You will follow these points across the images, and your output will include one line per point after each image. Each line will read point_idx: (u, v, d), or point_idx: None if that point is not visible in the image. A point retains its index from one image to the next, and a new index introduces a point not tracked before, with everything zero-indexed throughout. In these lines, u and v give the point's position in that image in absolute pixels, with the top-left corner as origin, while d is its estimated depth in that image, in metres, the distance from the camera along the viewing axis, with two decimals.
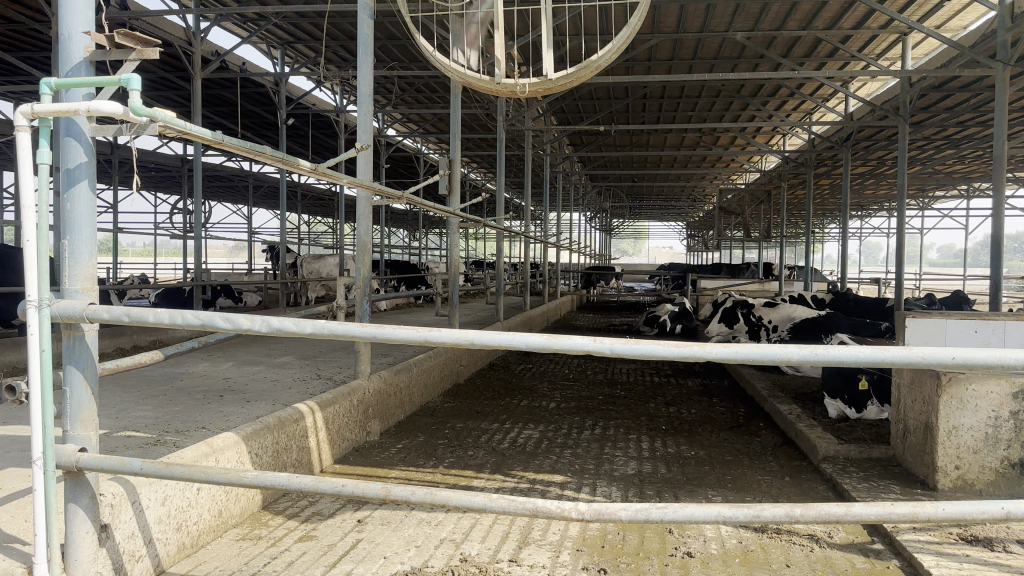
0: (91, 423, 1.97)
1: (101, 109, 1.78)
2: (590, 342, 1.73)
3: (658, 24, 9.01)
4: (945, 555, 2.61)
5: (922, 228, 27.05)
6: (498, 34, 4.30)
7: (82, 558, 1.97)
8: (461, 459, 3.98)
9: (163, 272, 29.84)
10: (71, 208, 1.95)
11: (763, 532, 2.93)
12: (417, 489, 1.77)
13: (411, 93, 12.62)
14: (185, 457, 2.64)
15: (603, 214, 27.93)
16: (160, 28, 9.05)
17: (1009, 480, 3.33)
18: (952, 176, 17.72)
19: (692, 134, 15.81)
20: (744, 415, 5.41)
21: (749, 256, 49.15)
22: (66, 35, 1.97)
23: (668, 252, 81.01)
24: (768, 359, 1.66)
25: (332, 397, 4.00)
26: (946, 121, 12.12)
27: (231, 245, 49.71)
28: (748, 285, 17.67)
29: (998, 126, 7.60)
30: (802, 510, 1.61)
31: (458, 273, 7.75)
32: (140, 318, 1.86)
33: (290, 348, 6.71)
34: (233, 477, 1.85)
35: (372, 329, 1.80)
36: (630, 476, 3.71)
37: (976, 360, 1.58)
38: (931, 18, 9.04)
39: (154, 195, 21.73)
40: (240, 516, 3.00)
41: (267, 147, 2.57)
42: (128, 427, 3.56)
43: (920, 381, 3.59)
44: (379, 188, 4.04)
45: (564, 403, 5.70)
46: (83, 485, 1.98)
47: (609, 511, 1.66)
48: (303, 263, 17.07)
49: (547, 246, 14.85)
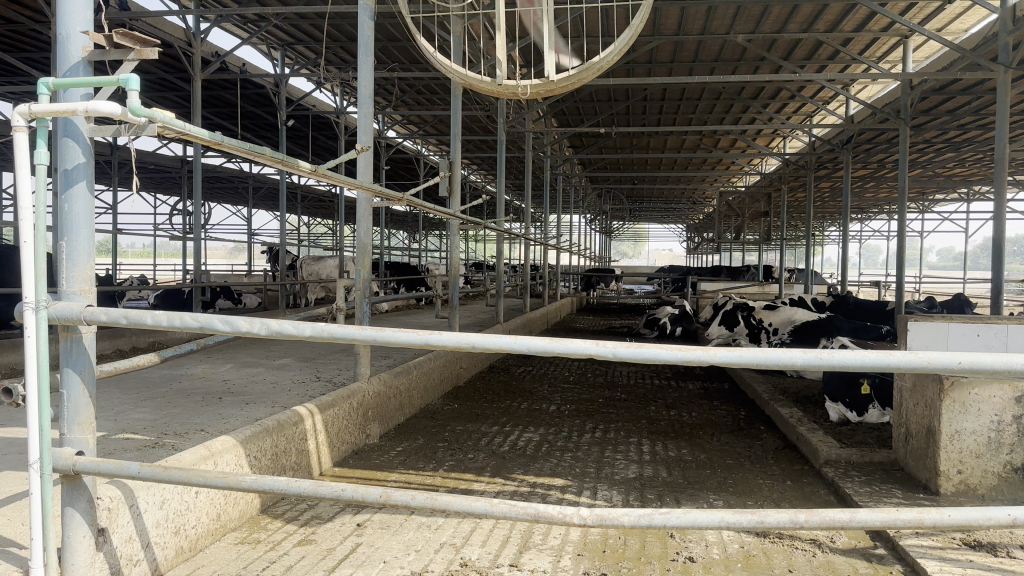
0: (89, 426, 1.95)
1: (99, 109, 1.77)
2: (593, 345, 1.70)
3: (658, 27, 9.03)
4: (948, 560, 2.59)
5: (923, 231, 27.09)
6: (499, 35, 4.27)
7: (79, 561, 1.96)
8: (460, 463, 3.96)
9: (162, 274, 29.86)
10: (69, 209, 1.93)
11: (765, 537, 2.91)
12: (417, 494, 1.74)
13: (411, 95, 12.61)
14: (183, 460, 2.63)
15: (603, 217, 27.93)
16: (161, 30, 9.04)
17: (1011, 485, 3.31)
18: (952, 179, 17.75)
19: (693, 137, 15.81)
20: (745, 419, 5.40)
21: (748, 260, 49.28)
22: (63, 35, 1.96)
23: (668, 255, 80.81)
24: (772, 363, 1.64)
25: (332, 399, 3.99)
26: (947, 124, 12.13)
27: (231, 246, 49.93)
28: (748, 288, 17.67)
29: (1000, 128, 7.57)
30: (807, 516, 1.61)
31: (458, 275, 7.70)
32: (139, 321, 1.85)
33: (289, 350, 6.67)
34: (232, 481, 1.83)
35: (371, 332, 1.77)
36: (630, 480, 3.69)
37: (983, 365, 1.56)
38: (931, 22, 9.05)
39: (154, 196, 21.71)
40: (239, 519, 2.98)
41: (267, 148, 2.55)
42: (126, 430, 3.55)
43: (922, 385, 3.57)
44: (380, 190, 4.01)
45: (564, 406, 5.68)
46: (81, 489, 1.96)
47: (611, 517, 1.64)
48: (302, 265, 17.06)
49: (546, 248, 14.83)
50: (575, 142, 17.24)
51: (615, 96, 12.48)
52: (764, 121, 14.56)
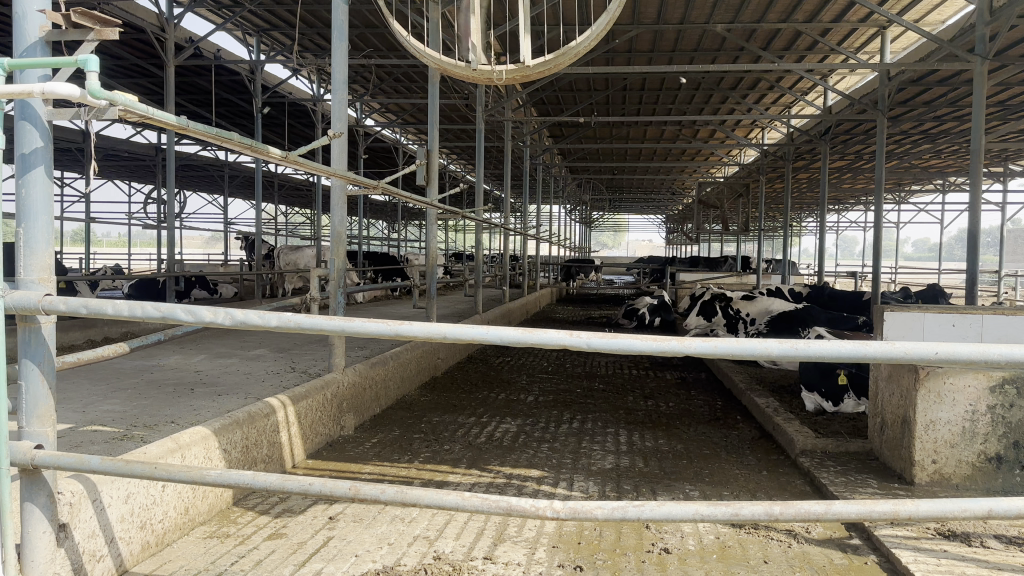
0: (49, 419, 1.87)
1: (56, 91, 1.67)
2: (567, 335, 1.66)
3: (639, 14, 8.97)
4: (922, 551, 2.61)
5: (898, 222, 27.57)
6: (475, 19, 4.16)
7: (39, 558, 1.88)
8: (436, 455, 3.91)
9: (137, 263, 29.33)
10: (27, 195, 1.84)
11: (740, 528, 2.92)
12: (387, 488, 1.69)
13: (389, 82, 12.51)
14: (149, 454, 2.56)
15: (583, 208, 28.07)
16: (134, 15, 8.75)
17: (985, 474, 3.36)
18: (926, 169, 18.07)
19: (671, 126, 15.88)
20: (721, 408, 5.43)
21: (726, 250, 50.30)
22: (20, 14, 1.87)
23: (647, 246, 79.21)
24: (747, 353, 1.61)
25: (305, 391, 3.92)
26: (924, 115, 12.31)
27: (208, 235, 49.37)
28: (726, 278, 17.85)
29: (976, 119, 7.65)
30: (782, 507, 1.58)
31: (436, 266, 7.50)
32: (98, 310, 1.75)
33: (265, 340, 6.57)
34: (196, 475, 1.77)
35: (340, 322, 1.72)
36: (608, 470, 3.69)
37: (960, 356, 1.54)
38: (909, 13, 9.12)
39: (128, 185, 21.30)
40: (208, 513, 2.91)
41: (235, 134, 2.44)
42: (93, 421, 3.45)
43: (898, 375, 3.61)
44: (355, 178, 3.87)
45: (542, 397, 5.64)
46: (40, 484, 1.89)
47: (585, 510, 1.61)
48: (280, 254, 16.87)
49: (527, 239, 14.80)
50: (556, 131, 17.26)
51: (594, 85, 12.49)
52: (742, 111, 14.61)
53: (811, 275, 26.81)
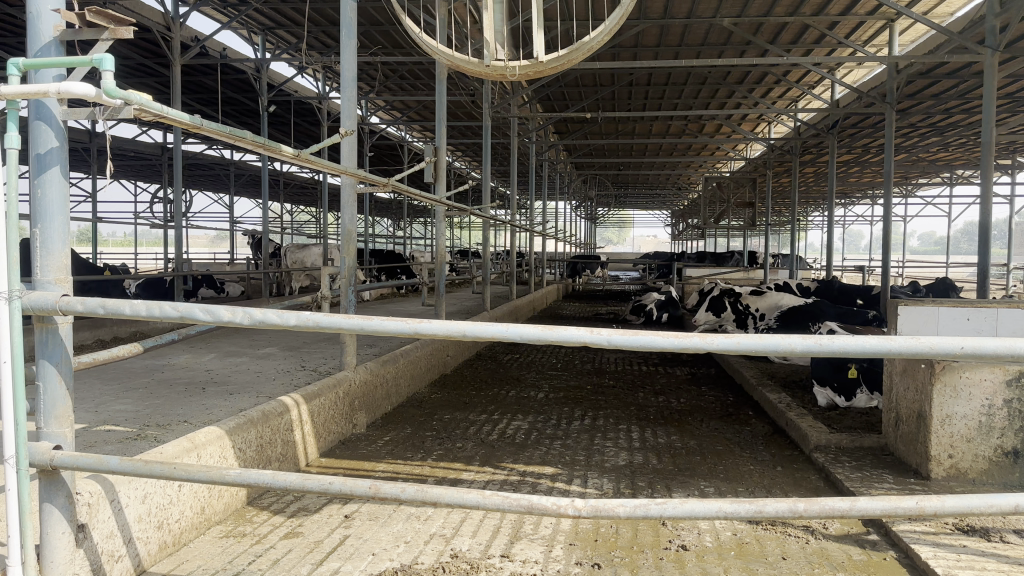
0: (66, 420, 1.87)
1: (72, 91, 1.66)
2: (587, 332, 1.64)
3: (645, 9, 8.94)
4: (941, 546, 2.60)
5: (905, 215, 27.36)
6: (487, 16, 4.14)
7: (58, 559, 1.88)
8: (449, 452, 3.91)
9: (144, 263, 29.46)
10: (43, 196, 1.84)
11: (757, 524, 2.91)
12: (407, 486, 1.67)
13: (395, 80, 12.52)
14: (165, 453, 2.57)
15: (589, 204, 28.06)
16: (140, 15, 8.77)
17: (1001, 469, 3.33)
18: (934, 163, 17.95)
19: (678, 121, 15.85)
20: (732, 404, 5.41)
21: (733, 244, 50.20)
22: (33, 14, 1.87)
23: (655, 240, 79.42)
24: (772, 349, 1.59)
25: (318, 389, 3.93)
26: (932, 107, 12.22)
27: (213, 235, 49.47)
28: (733, 273, 17.80)
29: (987, 110, 7.60)
30: (805, 504, 1.57)
31: (444, 263, 7.47)
32: (115, 311, 1.75)
33: (274, 338, 6.58)
34: (216, 475, 1.76)
35: (359, 321, 1.71)
36: (621, 467, 3.68)
37: (986, 351, 1.52)
38: (917, 6, 9.08)
39: (134, 184, 21.34)
40: (223, 512, 2.91)
41: (249, 133, 2.43)
42: (106, 421, 3.47)
43: (913, 369, 3.58)
44: (366, 176, 3.85)
45: (552, 394, 5.62)
46: (59, 484, 1.88)
47: (607, 508, 1.59)
48: (287, 253, 16.89)
49: (533, 236, 14.79)
50: (562, 126, 17.23)
51: (600, 81, 12.48)
52: (748, 105, 14.56)
53: (819, 269, 26.70)
